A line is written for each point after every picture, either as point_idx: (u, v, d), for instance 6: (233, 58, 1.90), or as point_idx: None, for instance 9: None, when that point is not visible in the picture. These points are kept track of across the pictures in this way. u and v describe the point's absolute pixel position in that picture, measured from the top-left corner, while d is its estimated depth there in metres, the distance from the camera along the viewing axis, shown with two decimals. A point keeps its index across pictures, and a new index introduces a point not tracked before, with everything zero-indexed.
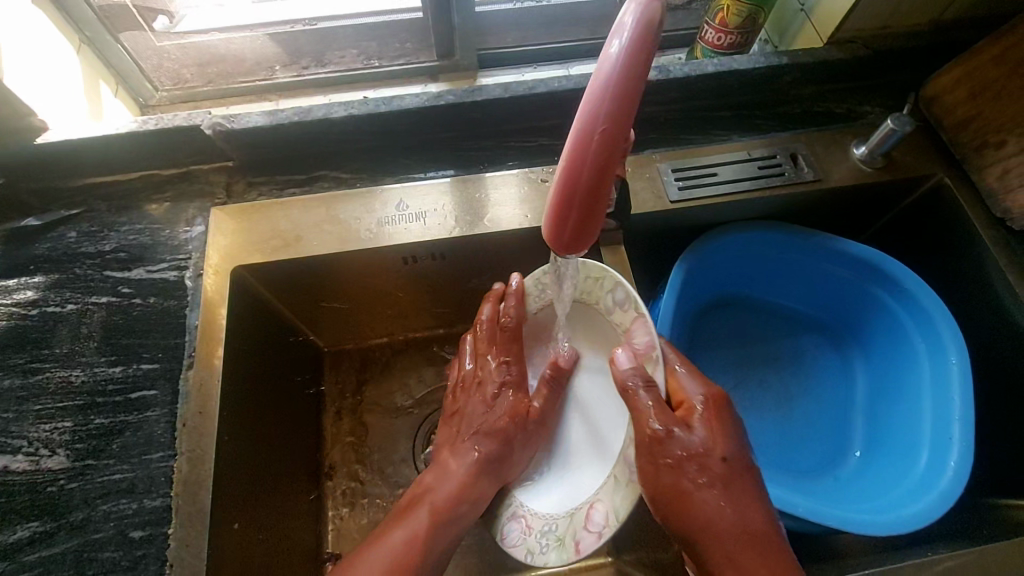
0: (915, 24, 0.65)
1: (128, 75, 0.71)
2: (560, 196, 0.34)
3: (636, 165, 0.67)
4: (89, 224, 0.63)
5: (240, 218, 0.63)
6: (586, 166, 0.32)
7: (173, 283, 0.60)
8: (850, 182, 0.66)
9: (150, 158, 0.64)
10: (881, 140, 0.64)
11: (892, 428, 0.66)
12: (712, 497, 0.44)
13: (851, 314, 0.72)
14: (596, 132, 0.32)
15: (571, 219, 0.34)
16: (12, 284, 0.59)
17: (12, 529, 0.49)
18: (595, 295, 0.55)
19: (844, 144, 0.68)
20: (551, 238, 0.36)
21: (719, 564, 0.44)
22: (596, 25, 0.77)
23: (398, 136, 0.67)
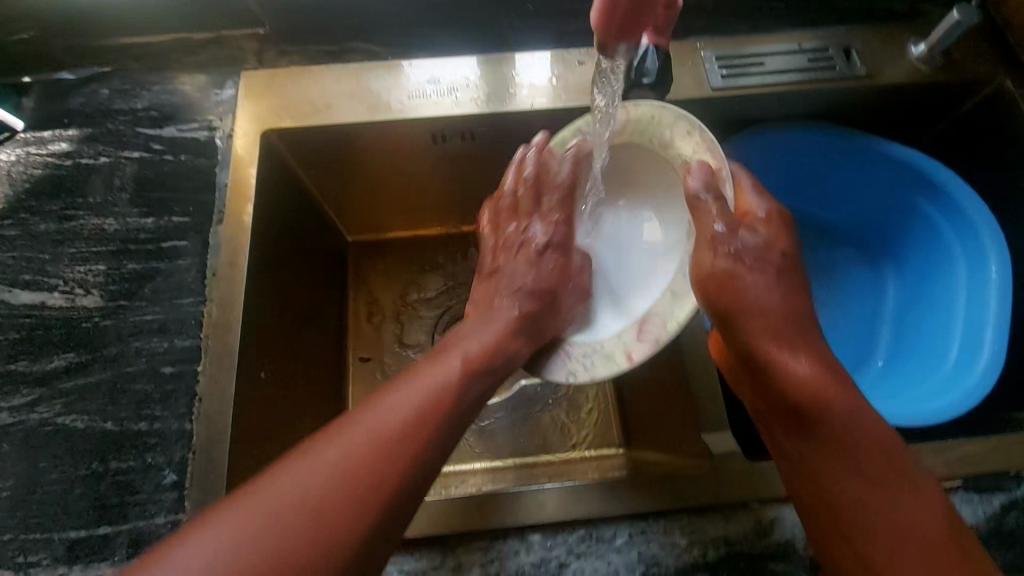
0: None
1: None
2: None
3: (679, 52, 0.64)
4: (121, 82, 0.62)
5: (270, 83, 0.61)
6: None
7: (204, 142, 0.59)
8: (904, 80, 0.63)
9: (181, 19, 0.63)
10: (942, 36, 0.60)
11: (921, 337, 0.64)
12: (760, 279, 0.45)
13: (889, 224, 0.70)
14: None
15: (621, 7, 0.40)
16: (48, 136, 0.60)
17: (50, 358, 0.51)
18: (652, 134, 0.53)
19: (901, 41, 0.64)
20: (600, 28, 0.42)
21: (767, 343, 0.43)
22: None
23: (433, 8, 0.64)
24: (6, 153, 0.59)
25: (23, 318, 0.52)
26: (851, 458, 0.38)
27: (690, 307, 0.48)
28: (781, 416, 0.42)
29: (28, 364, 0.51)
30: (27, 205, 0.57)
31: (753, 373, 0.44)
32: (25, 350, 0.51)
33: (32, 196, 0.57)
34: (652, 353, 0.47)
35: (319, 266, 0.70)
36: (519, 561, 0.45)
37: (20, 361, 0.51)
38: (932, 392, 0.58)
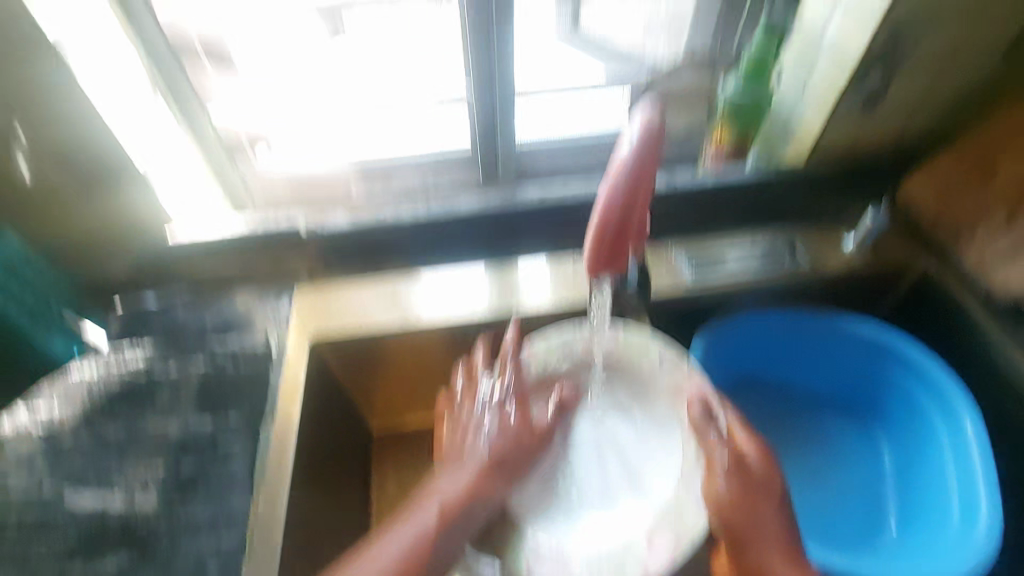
0: (880, 139, 0.84)
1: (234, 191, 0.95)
2: (596, 238, 0.53)
3: (653, 258, 0.80)
4: (194, 302, 0.74)
5: (322, 300, 0.76)
6: (616, 211, 0.52)
7: (260, 351, 0.68)
8: (840, 272, 0.79)
9: (252, 250, 0.78)
10: (863, 237, 0.79)
11: (925, 499, 0.70)
12: (767, 509, 0.53)
13: (868, 389, 0.78)
14: (617, 211, 0.52)
15: (603, 246, 0.54)
16: (125, 352, 0.69)
17: (103, 559, 0.53)
18: (639, 355, 0.65)
19: (835, 239, 0.83)
20: (591, 264, 0.56)
21: (771, 560, 0.51)
22: (593, 153, 1.03)
23: (457, 233, 0.81)
24: (88, 370, 0.67)
25: (79, 522, 0.55)
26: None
27: (696, 530, 0.56)
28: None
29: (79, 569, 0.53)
30: (98, 413, 0.63)
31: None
32: (78, 554, 0.54)
33: (104, 405, 0.64)
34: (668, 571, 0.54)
35: (351, 452, 0.78)
36: None
37: (72, 565, 0.53)
38: (943, 560, 0.62)
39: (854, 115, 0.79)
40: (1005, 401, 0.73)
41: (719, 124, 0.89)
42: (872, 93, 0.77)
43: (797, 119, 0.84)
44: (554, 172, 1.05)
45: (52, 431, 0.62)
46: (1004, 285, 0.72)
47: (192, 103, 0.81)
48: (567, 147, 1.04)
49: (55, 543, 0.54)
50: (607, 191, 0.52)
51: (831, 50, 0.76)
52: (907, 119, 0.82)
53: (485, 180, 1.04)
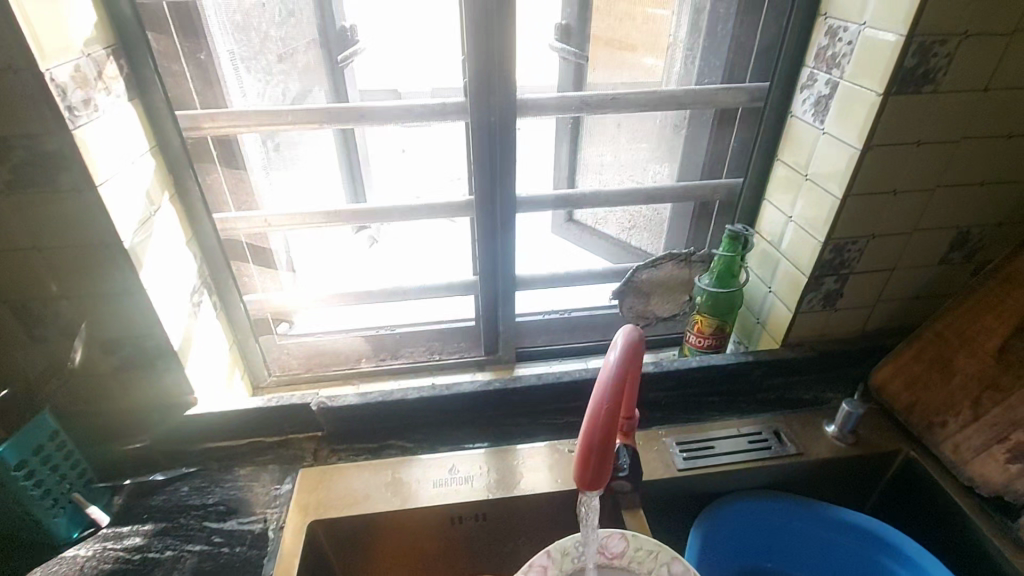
0: (846, 332, 0.93)
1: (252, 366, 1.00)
2: (584, 453, 0.49)
3: (645, 440, 0.83)
4: (200, 480, 0.78)
5: (323, 477, 0.79)
6: (599, 429, 0.48)
7: (259, 533, 0.72)
8: (830, 456, 0.81)
9: (263, 428, 0.83)
10: (843, 421, 0.83)
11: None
12: None
13: None
14: (600, 427, 0.48)
15: (591, 462, 0.48)
16: (125, 531, 0.72)
17: None
18: (649, 566, 0.64)
19: (818, 423, 0.86)
20: (580, 476, 0.49)
21: None
22: (585, 331, 1.12)
23: (456, 414, 0.87)
24: (86, 546, 0.71)
25: None
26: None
27: None
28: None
29: None
30: None
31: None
32: None
33: None
34: None
35: None
36: None
37: None
38: None
39: (819, 313, 0.89)
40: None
41: (698, 312, 0.96)
42: (831, 294, 0.87)
43: (769, 310, 0.95)
44: (550, 346, 1.12)
45: None
46: (981, 478, 0.74)
47: (232, 294, 0.90)
48: (563, 322, 1.10)
49: None
50: (590, 408, 0.49)
51: (788, 260, 0.89)
52: (867, 317, 0.92)
53: (487, 354, 1.11)
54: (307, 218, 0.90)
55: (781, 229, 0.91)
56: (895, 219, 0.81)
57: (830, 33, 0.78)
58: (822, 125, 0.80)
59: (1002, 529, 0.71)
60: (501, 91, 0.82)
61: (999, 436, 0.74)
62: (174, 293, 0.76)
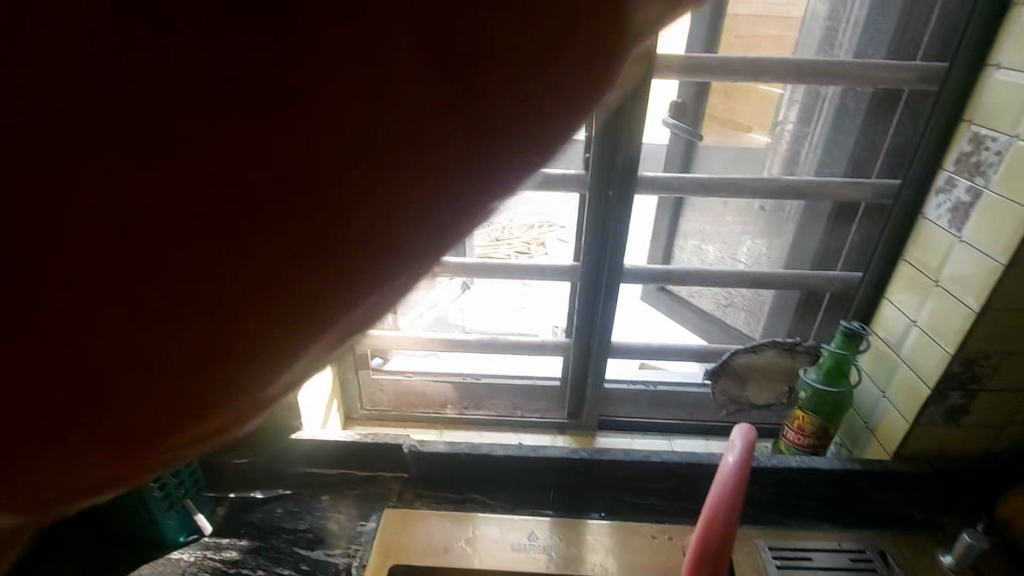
0: (968, 453, 0.85)
1: (350, 395, 1.08)
2: (695, 555, 0.49)
3: (735, 537, 0.79)
4: (294, 504, 0.83)
5: (404, 521, 0.81)
6: (713, 535, 0.49)
7: (341, 568, 0.75)
8: None
9: (355, 462, 0.87)
10: (961, 552, 0.75)
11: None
12: None
13: None
14: (715, 533, 0.49)
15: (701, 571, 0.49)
16: (224, 543, 0.77)
17: None
18: None
19: (932, 551, 0.79)
20: None
21: None
22: (672, 410, 1.10)
23: (538, 477, 0.87)
24: (189, 552, 0.76)
25: None
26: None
27: None
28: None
29: None
30: None
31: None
32: None
33: None
34: None
35: None
36: None
37: None
38: None
39: (939, 428, 0.82)
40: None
41: (799, 408, 0.92)
42: (955, 409, 0.81)
43: (881, 417, 0.88)
44: (633, 420, 1.10)
45: None
46: None
47: None
48: (646, 394, 1.08)
49: None
50: (702, 513, 0.50)
51: (907, 367, 0.84)
52: (995, 439, 0.84)
53: (569, 418, 1.11)
54: None
55: (901, 332, 0.86)
56: None
57: (975, 141, 0.75)
58: (958, 232, 0.77)
59: None
60: (622, 170, 0.86)
61: None
62: None
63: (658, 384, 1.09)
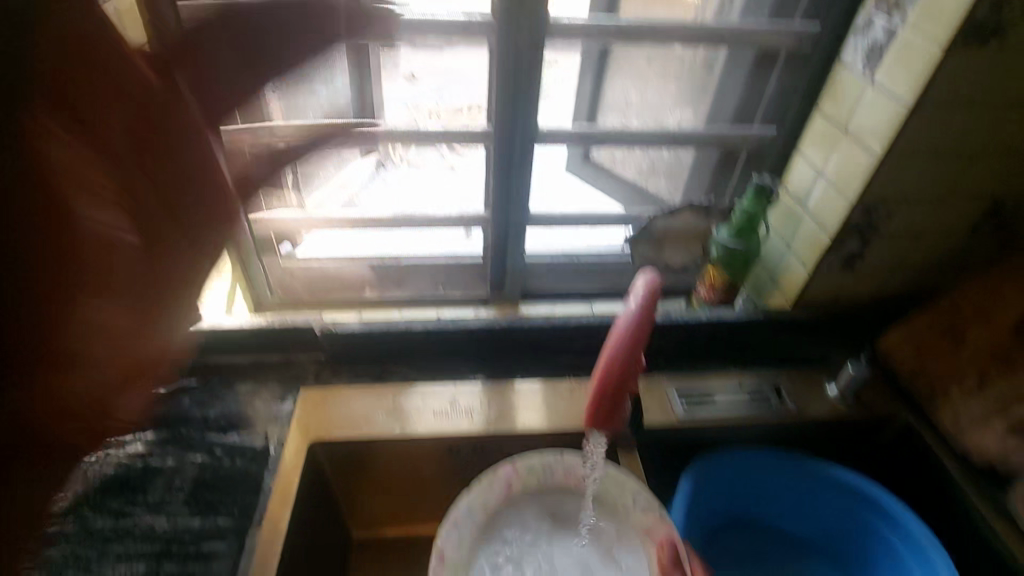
0: (858, 297, 0.92)
1: (255, 285, 0.99)
2: (596, 391, 0.50)
3: (647, 387, 0.83)
4: (202, 394, 0.79)
5: (324, 400, 0.79)
6: (614, 372, 0.50)
7: (260, 449, 0.73)
8: (828, 416, 0.82)
9: (265, 348, 0.83)
10: (846, 383, 0.82)
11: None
12: None
13: (857, 546, 0.79)
14: (615, 371, 0.50)
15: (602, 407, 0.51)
16: (126, 436, 0.72)
17: None
18: (617, 495, 0.68)
19: (820, 383, 0.87)
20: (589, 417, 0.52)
21: None
22: (594, 277, 1.11)
23: (458, 348, 0.86)
24: None
25: None
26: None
27: None
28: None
29: None
30: (89, 501, 0.66)
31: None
32: None
33: (96, 492, 0.66)
34: None
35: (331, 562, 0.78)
36: None
37: None
38: None
39: (836, 275, 0.87)
40: (976, 560, 0.74)
41: (710, 263, 0.94)
42: (851, 256, 0.85)
43: (784, 269, 0.93)
44: (556, 289, 1.10)
45: None
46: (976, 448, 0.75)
47: None
48: (571, 265, 1.09)
49: None
50: (605, 354, 0.50)
51: (812, 219, 0.86)
52: (882, 283, 0.90)
53: (492, 291, 1.10)
54: (315, 137, 0.86)
55: (808, 185, 0.87)
56: (930, 181, 0.77)
57: None
58: (872, 77, 0.75)
59: (993, 499, 0.74)
60: (530, 13, 0.75)
61: (1000, 405, 0.75)
62: None
63: (582, 254, 1.09)
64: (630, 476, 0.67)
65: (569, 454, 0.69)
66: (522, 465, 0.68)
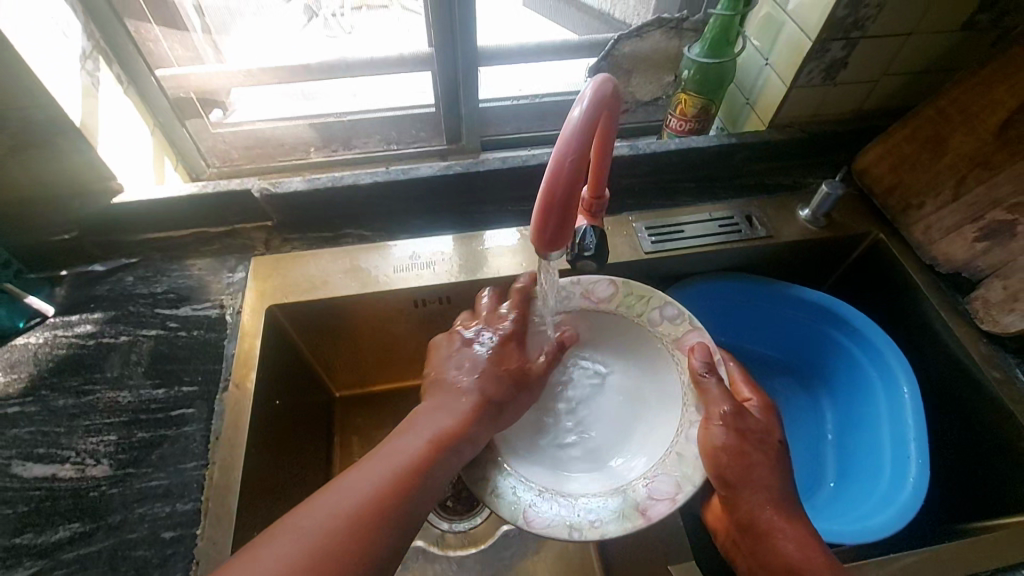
0: (839, 113, 0.85)
1: (186, 155, 0.90)
2: (545, 208, 0.44)
3: (615, 225, 0.80)
4: (145, 270, 0.74)
5: (276, 266, 0.75)
6: (563, 182, 0.43)
7: (216, 317, 0.70)
8: (800, 238, 0.80)
9: (205, 217, 0.77)
10: (820, 203, 0.79)
11: (858, 464, 0.72)
12: (764, 459, 0.57)
13: (818, 360, 0.81)
14: (565, 180, 0.43)
15: (551, 223, 0.44)
16: (75, 320, 0.70)
17: (54, 530, 0.55)
18: (639, 310, 0.67)
19: (793, 208, 0.83)
20: (537, 237, 0.45)
21: (765, 497, 0.55)
22: (558, 118, 1.02)
23: (413, 201, 0.81)
24: (35, 335, 0.68)
25: (32, 490, 0.57)
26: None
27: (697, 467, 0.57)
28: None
29: (33, 536, 0.55)
30: (47, 383, 0.64)
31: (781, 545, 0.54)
32: (30, 523, 0.55)
33: (53, 374, 0.65)
34: (671, 510, 0.54)
35: (314, 420, 0.80)
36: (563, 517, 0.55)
37: (26, 532, 0.55)
38: (874, 508, 0.65)
39: (816, 88, 0.80)
40: (932, 363, 0.76)
41: (682, 91, 0.86)
42: (834, 63, 0.77)
43: (762, 87, 0.85)
44: (518, 135, 1.02)
45: None
46: (945, 256, 0.74)
47: (137, 63, 0.76)
48: (532, 107, 1.00)
49: (8, 512, 0.56)
50: (552, 159, 0.44)
51: (794, 23, 0.76)
52: (866, 94, 0.83)
53: (450, 143, 1.01)
54: None
55: None
56: None
57: None
58: None
59: (952, 304, 0.74)
60: None
61: (974, 215, 0.71)
62: (57, 56, 0.62)
63: (543, 95, 1.00)
64: (653, 292, 0.66)
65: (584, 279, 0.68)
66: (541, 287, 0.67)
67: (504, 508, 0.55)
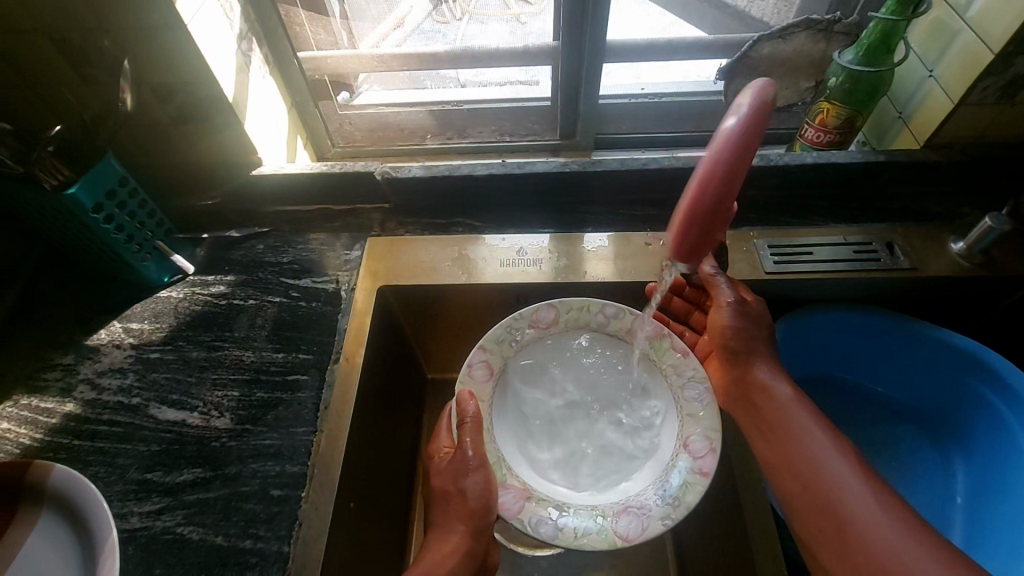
0: (1013, 136, 0.75)
1: (316, 133, 0.96)
2: (686, 217, 0.45)
3: (735, 239, 0.76)
4: (274, 240, 0.79)
5: (390, 247, 0.77)
6: (712, 191, 0.43)
7: (333, 292, 0.74)
8: (948, 274, 0.71)
9: (329, 196, 0.81)
10: (978, 237, 0.70)
11: (992, 533, 0.64)
12: (754, 337, 0.63)
13: (954, 412, 0.72)
14: (715, 188, 0.43)
15: (692, 233, 0.46)
16: (210, 280, 0.76)
17: (180, 471, 0.60)
18: (586, 317, 0.67)
19: (942, 240, 0.75)
20: (674, 241, 0.47)
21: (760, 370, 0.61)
22: (679, 120, 0.98)
23: (525, 196, 0.80)
24: (176, 290, 0.75)
25: (165, 432, 0.63)
26: (884, 501, 0.49)
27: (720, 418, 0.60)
28: (788, 464, 0.55)
29: (162, 474, 0.60)
30: (184, 335, 0.70)
31: (777, 413, 0.58)
32: (161, 462, 0.61)
33: (190, 327, 0.71)
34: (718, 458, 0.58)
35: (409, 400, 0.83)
36: (655, 502, 0.58)
37: (158, 470, 0.60)
38: None
39: (989, 106, 0.70)
40: None
41: (826, 98, 0.78)
42: (1017, 80, 0.67)
43: (922, 101, 0.76)
44: (634, 135, 0.99)
45: (140, 339, 0.70)
46: None
47: (282, 42, 0.80)
48: (651, 107, 0.96)
49: (144, 449, 0.62)
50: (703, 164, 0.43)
51: (972, 31, 0.68)
52: None
53: (564, 138, 1.00)
54: None
55: None
56: None
57: None
58: None
59: None
60: None
61: None
62: (218, 35, 0.67)
63: (664, 95, 0.96)
64: (590, 300, 0.66)
65: (526, 309, 0.67)
66: (489, 341, 0.64)
67: (597, 541, 0.55)
